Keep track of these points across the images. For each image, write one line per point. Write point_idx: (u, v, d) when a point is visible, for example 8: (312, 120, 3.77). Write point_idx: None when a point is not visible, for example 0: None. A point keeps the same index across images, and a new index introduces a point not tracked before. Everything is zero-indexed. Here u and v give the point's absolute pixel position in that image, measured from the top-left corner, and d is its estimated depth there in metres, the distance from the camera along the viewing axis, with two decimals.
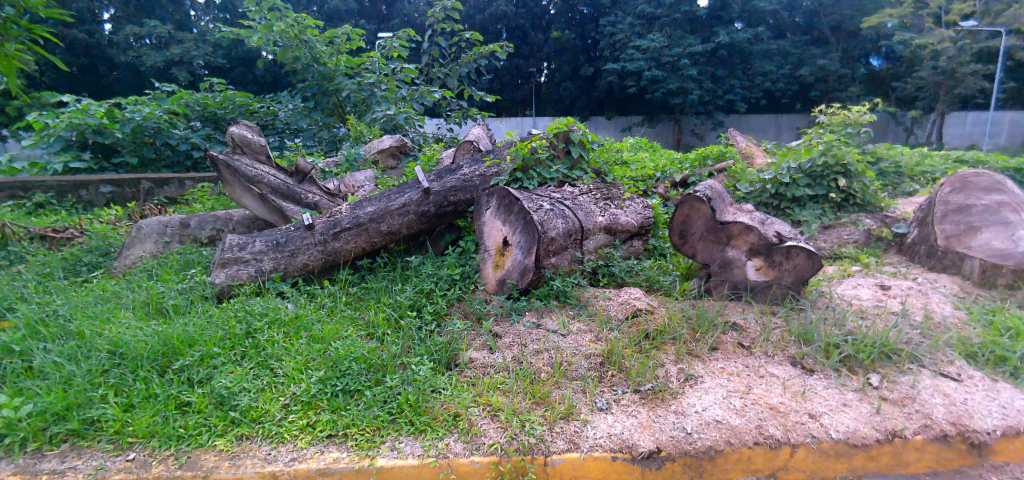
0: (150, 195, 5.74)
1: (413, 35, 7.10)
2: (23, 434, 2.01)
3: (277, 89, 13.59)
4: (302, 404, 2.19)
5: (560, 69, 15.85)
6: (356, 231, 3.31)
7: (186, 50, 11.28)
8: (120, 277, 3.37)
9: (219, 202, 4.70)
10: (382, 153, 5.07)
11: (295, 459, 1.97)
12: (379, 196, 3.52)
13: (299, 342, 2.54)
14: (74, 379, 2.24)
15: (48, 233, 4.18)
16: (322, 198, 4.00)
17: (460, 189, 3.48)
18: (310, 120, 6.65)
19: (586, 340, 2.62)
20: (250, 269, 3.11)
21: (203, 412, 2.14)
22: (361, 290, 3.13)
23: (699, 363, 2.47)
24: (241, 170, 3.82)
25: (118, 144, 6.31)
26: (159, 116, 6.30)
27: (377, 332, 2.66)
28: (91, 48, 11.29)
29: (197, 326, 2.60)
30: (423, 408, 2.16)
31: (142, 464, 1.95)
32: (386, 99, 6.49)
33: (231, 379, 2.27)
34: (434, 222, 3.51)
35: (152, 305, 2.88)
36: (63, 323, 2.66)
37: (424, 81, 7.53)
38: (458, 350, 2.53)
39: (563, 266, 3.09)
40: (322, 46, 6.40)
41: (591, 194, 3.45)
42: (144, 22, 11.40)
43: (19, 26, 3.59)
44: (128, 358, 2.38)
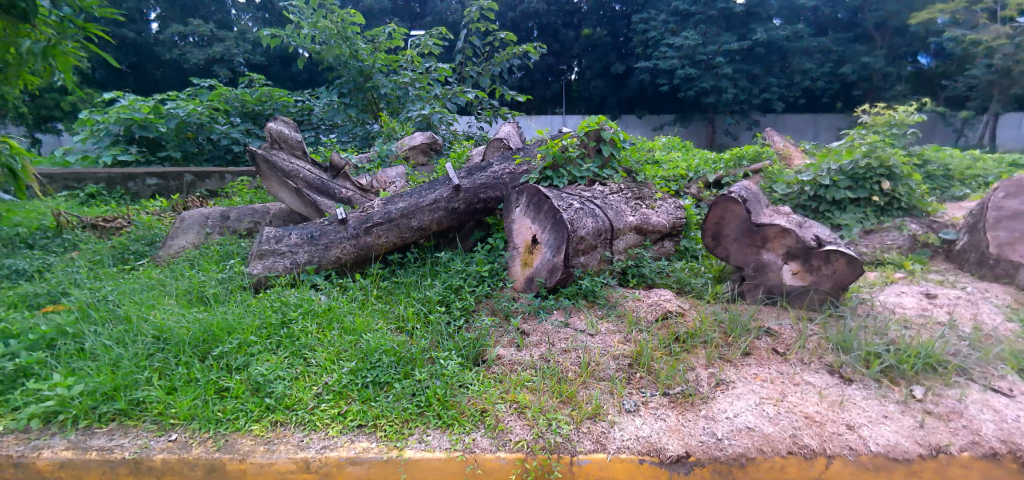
0: (193, 188, 5.91)
1: (446, 34, 7.16)
2: (75, 411, 2.14)
3: (313, 86, 13.93)
4: (334, 394, 2.25)
5: (591, 67, 15.71)
6: (387, 226, 3.36)
7: (229, 48, 11.69)
8: (164, 265, 3.53)
9: (256, 196, 4.84)
10: (413, 149, 5.13)
11: (326, 447, 2.02)
12: (410, 192, 3.56)
13: (332, 333, 2.60)
14: (122, 362, 2.35)
15: (99, 223, 4.38)
16: (355, 194, 4.08)
17: (490, 187, 3.50)
18: (345, 117, 6.80)
19: (614, 341, 2.59)
20: (286, 261, 3.19)
21: (240, 397, 2.22)
22: (391, 285, 3.18)
23: (730, 368, 2.42)
24: (279, 165, 3.92)
25: (164, 139, 6.58)
26: (202, 112, 6.55)
27: (407, 326, 2.70)
28: (140, 46, 11.80)
29: (236, 314, 2.69)
30: (450, 402, 2.18)
31: (183, 445, 2.04)
32: (420, 97, 6.56)
33: (267, 367, 2.34)
34: (463, 219, 3.52)
35: (194, 293, 3.00)
36: (113, 308, 2.80)
37: (456, 79, 7.58)
38: (486, 346, 2.54)
39: (593, 265, 3.06)
40: (362, 44, 6.53)
41: (622, 194, 3.40)
42: (190, 21, 11.85)
43: (77, 25, 3.77)
44: (172, 343, 2.49)
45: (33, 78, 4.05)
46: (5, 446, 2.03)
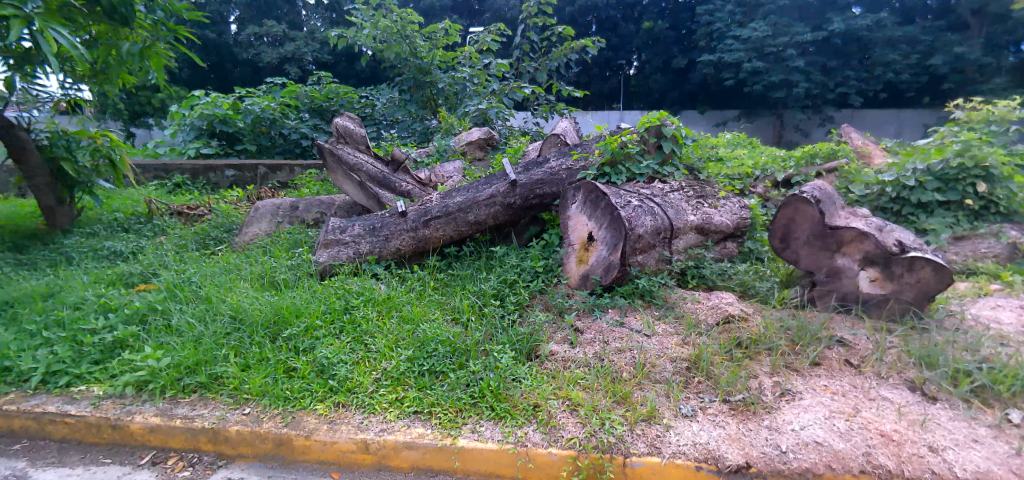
0: (265, 180, 6.27)
1: (505, 30, 7.17)
2: (163, 382, 2.34)
3: (375, 83, 14.43)
4: (392, 380, 2.34)
5: (651, 61, 15.27)
6: (445, 219, 3.42)
7: (298, 47, 12.30)
8: (240, 251, 3.78)
9: (323, 188, 5.08)
10: (470, 145, 5.18)
11: (384, 430, 2.10)
12: (468, 186, 3.61)
13: (391, 321, 2.70)
14: (203, 339, 2.55)
15: (184, 210, 4.76)
16: (415, 188, 4.19)
17: (547, 183, 3.49)
18: (405, 112, 6.99)
19: (672, 343, 2.52)
20: (349, 251, 3.33)
21: (306, 377, 2.35)
22: (447, 277, 3.25)
23: (797, 378, 2.29)
24: (344, 158, 4.08)
25: (241, 133, 7.04)
26: (274, 108, 6.97)
27: (462, 318, 2.75)
28: (220, 47, 12.68)
29: (304, 299, 2.85)
30: (503, 395, 2.20)
31: (255, 419, 2.19)
32: (477, 93, 6.61)
33: (331, 350, 2.46)
34: (519, 214, 3.53)
35: (266, 277, 3.20)
36: (196, 288, 3.04)
37: (513, 75, 7.60)
38: (539, 342, 2.55)
39: (650, 264, 2.99)
40: (422, 41, 6.67)
41: (683, 192, 3.29)
42: (264, 22, 12.56)
43: (167, 28, 4.08)
44: (247, 323, 2.67)
45: (131, 76, 4.44)
46: (104, 409, 2.25)
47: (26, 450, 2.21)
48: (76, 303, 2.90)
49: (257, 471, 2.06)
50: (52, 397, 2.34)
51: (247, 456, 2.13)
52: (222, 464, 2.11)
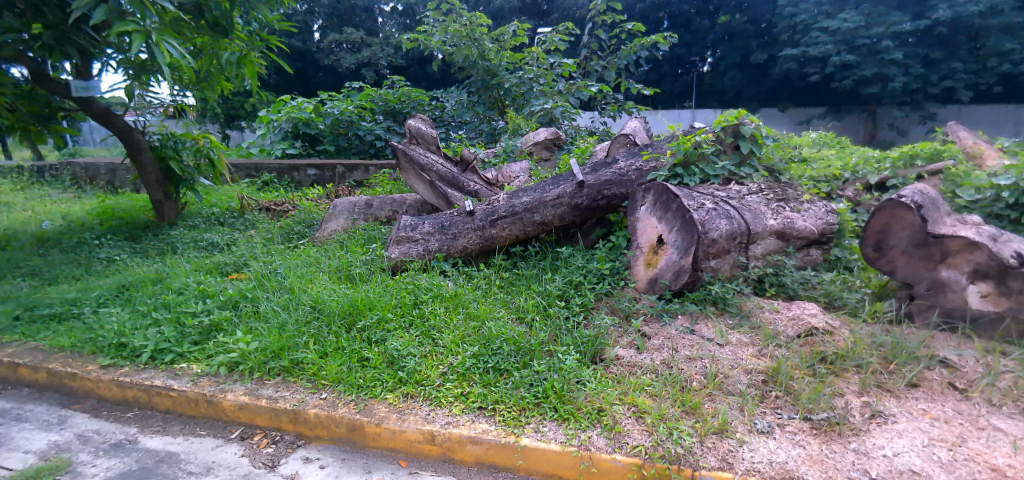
0: (343, 178, 6.54)
1: (573, 29, 7.12)
2: (252, 364, 2.54)
3: (445, 85, 14.83)
4: (458, 375, 2.39)
5: (726, 57, 14.56)
6: (511, 219, 3.46)
7: (374, 52, 12.91)
8: (320, 246, 4.03)
9: (395, 187, 5.30)
10: (536, 146, 5.17)
11: (449, 423, 2.15)
12: (535, 186, 3.61)
13: (457, 318, 2.76)
14: (286, 326, 2.74)
15: (271, 206, 5.13)
16: (482, 188, 4.28)
17: (616, 184, 3.42)
18: (473, 114, 7.13)
19: (747, 354, 2.39)
20: (419, 248, 3.44)
21: (378, 367, 2.46)
22: (512, 276, 3.28)
23: (891, 400, 2.10)
24: (416, 158, 4.22)
25: (322, 135, 7.49)
26: (352, 111, 7.45)
27: (527, 317, 2.77)
28: (305, 54, 13.57)
29: (377, 293, 2.99)
30: (567, 397, 2.19)
31: (331, 404, 2.32)
32: (544, 93, 6.60)
33: (401, 343, 2.56)
34: (586, 215, 3.49)
35: (343, 270, 3.39)
36: (281, 279, 3.27)
37: (581, 74, 7.53)
38: (604, 345, 2.51)
39: (725, 270, 2.85)
40: (490, 44, 6.77)
41: (762, 194, 3.11)
42: (344, 29, 13.29)
43: (260, 38, 4.42)
44: (325, 313, 2.84)
45: (228, 84, 4.85)
46: (202, 385, 2.48)
47: (137, 418, 2.48)
48: (181, 289, 3.22)
49: (332, 454, 2.19)
50: (158, 371, 2.61)
51: (324, 438, 2.27)
52: (301, 444, 2.26)
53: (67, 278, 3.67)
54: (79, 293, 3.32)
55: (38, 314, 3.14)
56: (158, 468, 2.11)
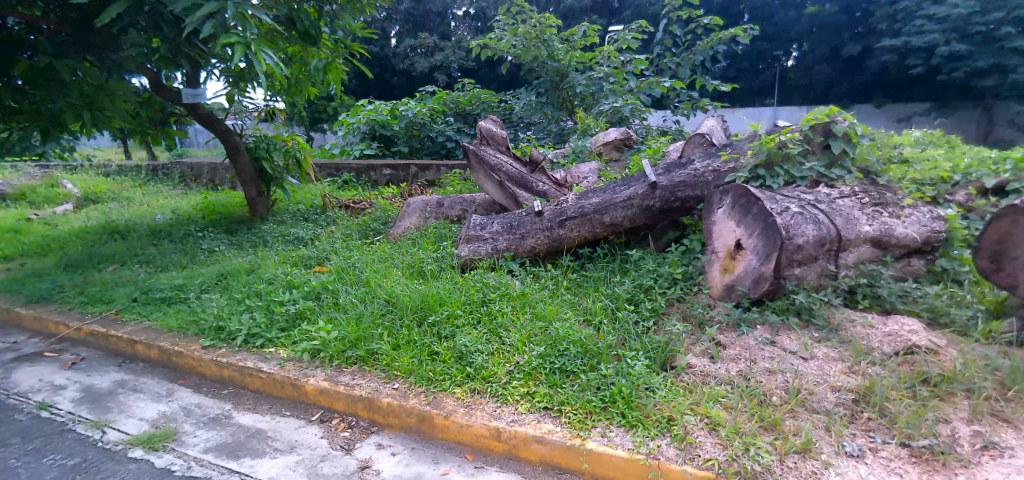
0: (416, 178, 6.85)
1: (646, 26, 6.93)
2: (332, 352, 2.70)
3: (513, 87, 14.98)
4: (524, 373, 2.41)
5: (814, 50, 13.55)
6: (580, 220, 3.43)
7: (446, 56, 13.31)
8: (394, 242, 4.21)
9: (465, 186, 5.43)
10: (606, 145, 5.09)
11: (515, 421, 2.17)
12: (605, 187, 3.55)
13: (524, 317, 2.79)
14: (363, 317, 2.90)
15: (350, 204, 5.43)
16: (551, 188, 4.28)
17: (690, 185, 3.30)
18: (542, 114, 7.15)
19: (835, 370, 2.22)
20: (488, 247, 3.51)
21: (447, 362, 2.53)
22: (580, 277, 3.26)
23: (1008, 431, 1.87)
24: (486, 159, 4.29)
25: (397, 136, 7.83)
26: (425, 113, 7.70)
27: (594, 320, 2.74)
28: (382, 59, 14.23)
29: (447, 289, 3.08)
30: (635, 403, 2.14)
31: (403, 394, 2.41)
32: (614, 92, 6.48)
33: (469, 339, 2.62)
34: (657, 218, 3.40)
35: (415, 267, 3.52)
36: (358, 273, 3.46)
37: (653, 72, 7.31)
38: (675, 353, 2.43)
39: (811, 279, 2.66)
40: (559, 44, 6.74)
41: (855, 198, 2.87)
42: (418, 35, 13.79)
43: (343, 45, 4.68)
44: (398, 307, 2.96)
45: (314, 89, 5.19)
46: (287, 369, 2.67)
47: (232, 395, 2.71)
48: (270, 279, 3.49)
49: (402, 442, 2.28)
50: (250, 354, 2.84)
51: (395, 426, 2.37)
52: (375, 430, 2.37)
53: (176, 266, 4.10)
54: (186, 280, 3.69)
55: (152, 298, 3.53)
56: (248, 443, 2.29)
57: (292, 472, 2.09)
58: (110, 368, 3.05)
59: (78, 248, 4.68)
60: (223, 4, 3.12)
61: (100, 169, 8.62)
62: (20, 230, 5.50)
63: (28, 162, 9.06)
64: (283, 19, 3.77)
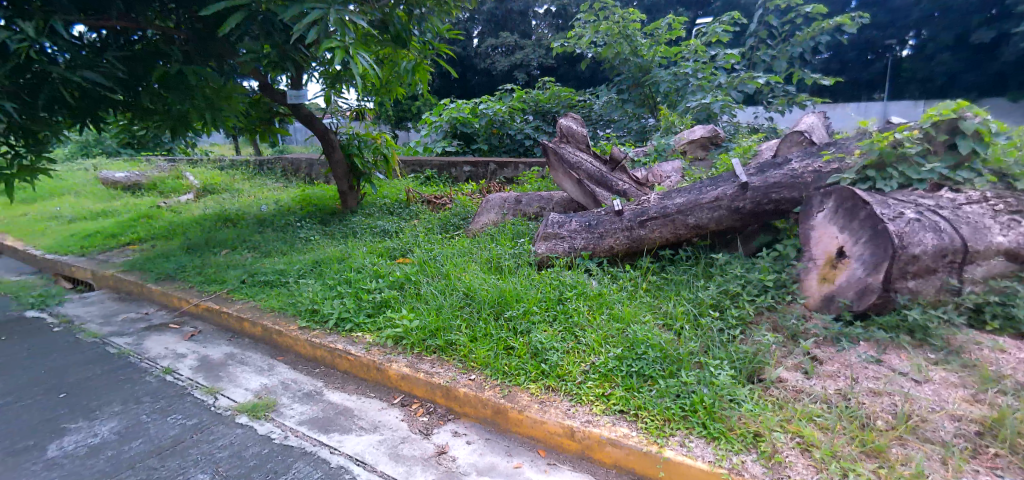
0: (495, 175, 6.86)
1: (739, 17, 6.55)
2: (414, 340, 2.83)
3: (592, 84, 14.78)
4: (600, 375, 2.38)
5: None
6: (662, 221, 3.32)
7: (527, 55, 13.43)
8: (472, 238, 4.32)
9: (543, 184, 5.45)
10: (691, 144, 4.88)
11: (590, 421, 2.14)
12: (690, 187, 3.41)
13: (601, 317, 2.76)
14: (442, 309, 3.00)
15: (432, 199, 5.65)
16: (632, 188, 4.20)
17: (787, 186, 3.09)
18: (623, 112, 7.00)
19: (954, 397, 1.99)
20: (565, 245, 3.50)
21: (522, 357, 2.56)
22: (661, 280, 3.16)
23: None
24: (566, 157, 4.27)
25: (477, 134, 8.03)
26: (505, 111, 7.82)
27: (675, 325, 2.65)
28: (464, 59, 14.63)
29: (524, 285, 3.11)
30: (718, 414, 2.04)
31: (479, 385, 2.47)
32: (701, 88, 6.16)
33: (545, 336, 2.63)
34: (747, 220, 3.20)
35: (493, 262, 3.59)
36: (439, 265, 3.59)
37: (745, 67, 6.91)
38: (763, 364, 2.29)
39: (927, 294, 2.39)
40: (643, 39, 6.55)
41: (987, 205, 2.53)
42: (500, 34, 13.98)
43: (432, 46, 4.87)
44: (476, 300, 3.04)
45: (403, 89, 5.44)
46: (373, 353, 2.83)
47: (323, 374, 2.93)
48: (359, 268, 3.72)
49: (477, 432, 2.34)
50: (340, 336, 3.05)
51: (470, 416, 2.44)
52: (451, 418, 2.46)
53: (277, 253, 4.48)
54: (286, 266, 4.02)
55: (257, 280, 3.88)
56: (337, 420, 2.46)
57: (375, 450, 2.21)
58: (221, 342, 3.40)
59: (198, 233, 5.26)
60: (327, 11, 3.37)
61: (217, 163, 9.62)
62: (153, 215, 6.29)
63: (160, 156, 10.33)
64: (378, 24, 4.00)
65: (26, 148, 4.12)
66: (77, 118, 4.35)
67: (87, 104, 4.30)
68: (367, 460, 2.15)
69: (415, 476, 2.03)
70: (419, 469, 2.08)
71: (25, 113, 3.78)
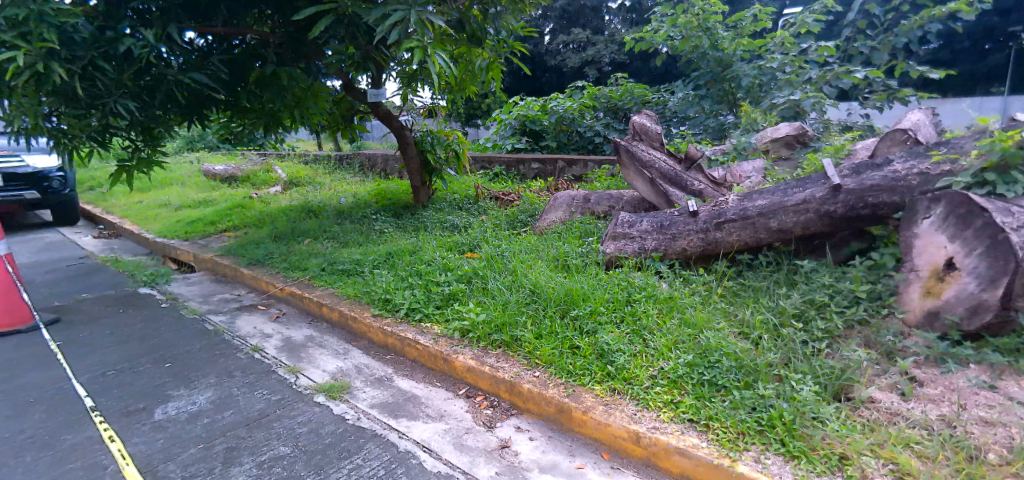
0: (563, 172, 6.82)
1: (835, 6, 6.05)
2: (480, 333, 2.88)
3: (667, 80, 14.29)
4: (668, 381, 2.30)
5: None
6: (742, 224, 3.15)
7: (598, 51, 13.32)
8: (539, 235, 4.33)
9: (613, 183, 5.35)
10: (775, 142, 4.59)
11: (656, 428, 2.07)
12: (774, 188, 3.20)
13: (671, 322, 2.67)
14: (509, 304, 3.04)
15: (501, 196, 5.71)
16: (707, 188, 4.02)
17: (887, 189, 2.78)
18: (699, 109, 6.71)
19: None
20: (635, 245, 3.42)
21: (588, 358, 2.53)
22: (737, 286, 3.02)
23: None
24: (638, 155, 4.16)
25: (546, 131, 8.03)
26: (575, 109, 7.75)
27: (752, 335, 2.52)
28: (535, 57, 14.67)
29: (591, 285, 3.08)
30: (799, 432, 1.90)
31: (543, 383, 2.47)
32: (789, 83, 5.74)
33: (612, 338, 2.59)
34: (839, 226, 2.97)
35: (560, 260, 3.59)
36: (506, 261, 3.63)
37: (839, 59, 6.38)
38: (852, 382, 2.11)
39: None
40: (725, 32, 6.24)
41: None
42: (572, 30, 13.90)
43: (506, 44, 4.91)
44: (542, 298, 3.05)
45: (476, 87, 5.55)
46: (440, 344, 2.91)
47: (393, 361, 3.06)
48: (429, 261, 3.84)
49: (540, 429, 2.35)
50: (410, 326, 3.17)
51: (534, 412, 2.44)
52: (514, 413, 2.48)
53: (354, 243, 4.73)
54: (362, 256, 4.24)
55: (336, 268, 4.13)
56: (406, 406, 2.56)
57: (441, 438, 2.28)
58: (302, 325, 3.65)
59: (284, 223, 5.66)
60: (407, 13, 3.50)
61: (302, 157, 10.32)
62: (246, 205, 6.85)
63: (253, 151, 11.24)
64: (454, 23, 4.11)
65: (144, 142, 4.62)
66: (186, 115, 4.82)
67: (194, 103, 4.75)
68: (432, 447, 2.21)
69: (478, 467, 2.07)
70: (482, 461, 2.12)
71: (144, 111, 4.23)
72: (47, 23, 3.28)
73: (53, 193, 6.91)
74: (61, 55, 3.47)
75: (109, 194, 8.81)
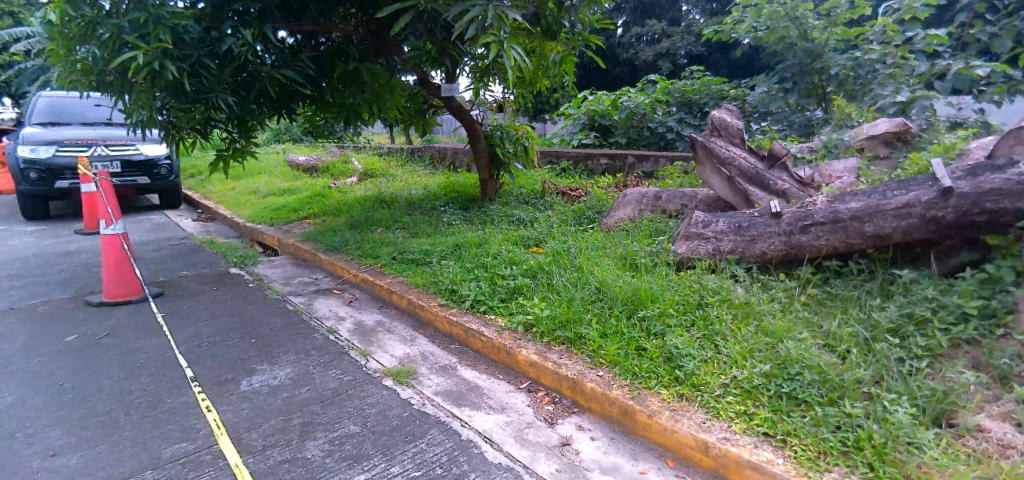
0: (632, 168, 6.66)
1: None
2: (543, 329, 2.88)
3: (748, 73, 13.52)
4: (742, 390, 2.18)
5: None
6: (831, 227, 2.92)
7: (675, 43, 12.87)
8: (606, 232, 4.25)
9: (687, 180, 5.15)
10: (872, 140, 4.20)
11: (727, 439, 1.97)
12: (871, 190, 2.93)
13: (747, 329, 2.53)
14: (574, 301, 3.01)
15: (567, 191, 5.67)
16: (792, 188, 3.77)
17: (1009, 194, 2.43)
18: (783, 103, 6.28)
19: None
20: (710, 246, 3.28)
21: (654, 360, 2.45)
22: (824, 294, 2.81)
23: None
24: (716, 151, 3.96)
25: (616, 127, 7.87)
26: (647, 104, 7.53)
27: (839, 348, 2.34)
28: (608, 50, 14.39)
29: (660, 286, 2.99)
30: (890, 457, 1.73)
31: (606, 382, 2.42)
32: (892, 77, 5.27)
33: (681, 341, 2.50)
34: (946, 233, 2.66)
35: (628, 259, 3.51)
36: (572, 258, 3.60)
37: (953, 48, 5.71)
38: (957, 408, 1.90)
39: None
40: (816, 21, 5.79)
41: None
42: (647, 22, 13.50)
43: (582, 37, 4.83)
44: (609, 296, 3.00)
45: (547, 81, 5.53)
46: (504, 337, 2.93)
47: (457, 350, 3.12)
48: (496, 254, 3.89)
49: (603, 429, 2.31)
50: (474, 317, 3.23)
51: (596, 412, 2.40)
52: (576, 411, 2.46)
53: (424, 234, 4.88)
54: (430, 247, 4.36)
55: (405, 258, 4.28)
56: (469, 395, 2.61)
57: (502, 430, 2.30)
58: (373, 310, 3.82)
59: (360, 212, 5.95)
60: (486, 7, 3.56)
61: (376, 150, 10.79)
62: (325, 194, 7.27)
63: (333, 143, 11.91)
64: (530, 17, 4.11)
65: (239, 134, 5.00)
66: (275, 109, 5.18)
67: (283, 98, 5.09)
68: (494, 438, 2.24)
69: (538, 462, 2.07)
70: (542, 456, 2.12)
71: (240, 105, 4.59)
72: (163, 25, 3.65)
73: (161, 179, 7.69)
74: (173, 54, 3.83)
75: (208, 181, 9.66)
